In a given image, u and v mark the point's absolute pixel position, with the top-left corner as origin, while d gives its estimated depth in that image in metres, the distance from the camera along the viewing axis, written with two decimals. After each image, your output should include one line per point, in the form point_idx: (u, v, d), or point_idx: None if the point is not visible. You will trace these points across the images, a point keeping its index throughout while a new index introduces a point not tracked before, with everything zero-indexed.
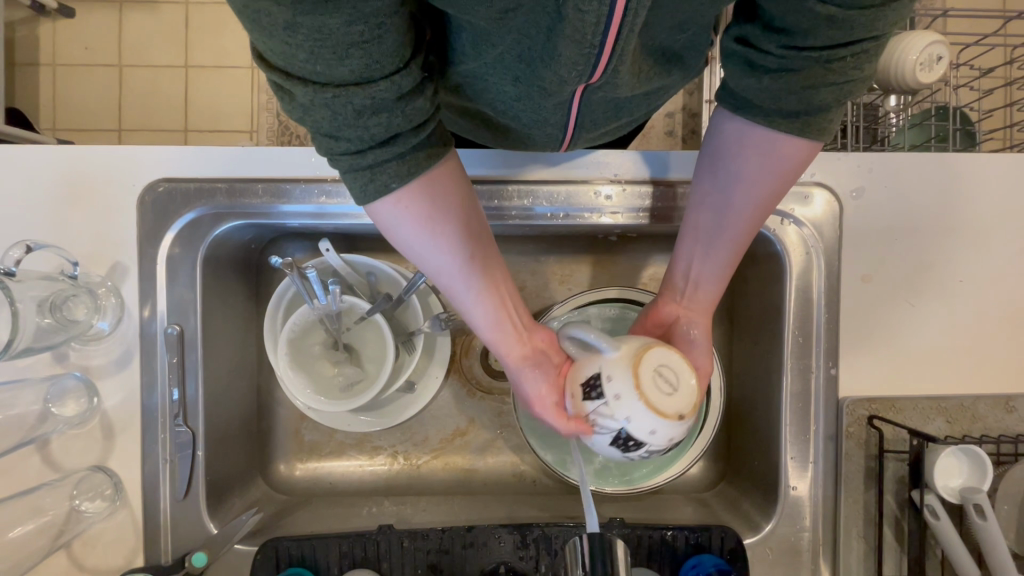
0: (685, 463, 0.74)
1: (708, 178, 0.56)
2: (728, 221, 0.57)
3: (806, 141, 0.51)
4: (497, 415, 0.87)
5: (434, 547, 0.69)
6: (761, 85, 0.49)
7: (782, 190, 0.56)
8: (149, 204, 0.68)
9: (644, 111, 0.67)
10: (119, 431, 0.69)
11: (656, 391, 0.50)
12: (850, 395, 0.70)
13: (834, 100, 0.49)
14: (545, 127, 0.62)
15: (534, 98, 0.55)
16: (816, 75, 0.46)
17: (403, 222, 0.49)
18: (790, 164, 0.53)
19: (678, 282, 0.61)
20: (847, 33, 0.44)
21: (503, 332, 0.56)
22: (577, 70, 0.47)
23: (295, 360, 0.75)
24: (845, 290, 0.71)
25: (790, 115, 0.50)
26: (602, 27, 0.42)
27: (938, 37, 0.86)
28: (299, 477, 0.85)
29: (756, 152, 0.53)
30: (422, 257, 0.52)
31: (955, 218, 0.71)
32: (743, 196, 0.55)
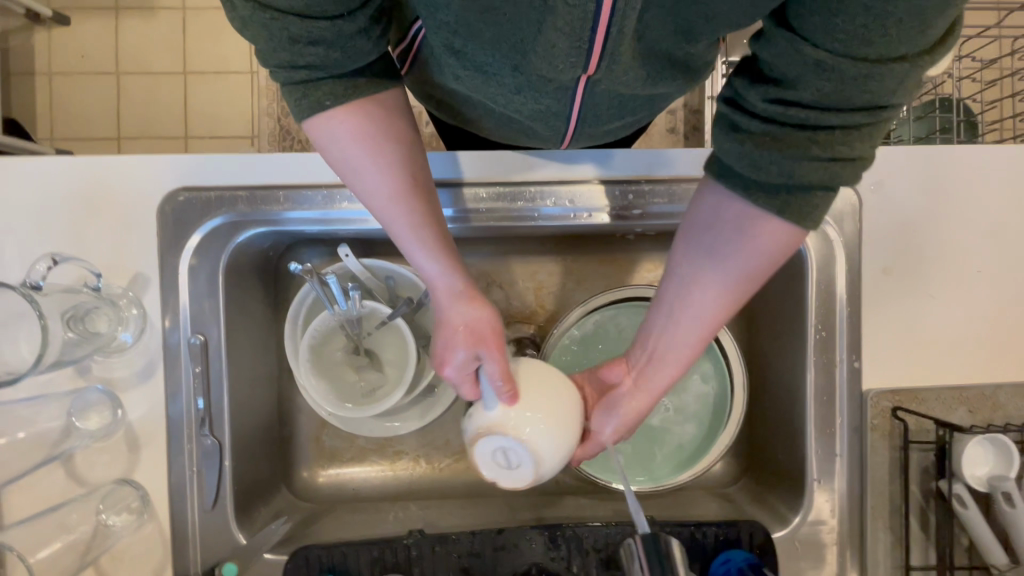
0: (712, 457, 0.75)
1: (684, 246, 0.55)
2: (696, 294, 0.55)
3: (783, 223, 0.49)
4: None
5: (465, 551, 0.69)
6: (743, 150, 0.48)
7: (756, 273, 0.53)
8: (169, 214, 0.68)
9: (646, 111, 0.66)
10: (143, 443, 0.68)
11: (491, 463, 0.55)
12: (871, 386, 0.71)
13: (821, 181, 0.47)
14: (548, 118, 0.61)
15: (535, 87, 0.55)
16: (802, 143, 0.46)
17: (342, 137, 0.49)
18: (767, 246, 0.52)
19: (643, 353, 0.60)
20: (836, 94, 0.44)
21: (447, 269, 0.53)
22: (570, 61, 0.48)
23: (318, 369, 0.76)
24: (864, 284, 0.71)
25: (774, 191, 0.49)
26: (590, 23, 0.45)
27: None
28: (323, 483, 0.84)
29: (731, 227, 0.52)
30: (359, 180, 0.51)
31: (971, 209, 0.72)
32: (713, 268, 0.53)
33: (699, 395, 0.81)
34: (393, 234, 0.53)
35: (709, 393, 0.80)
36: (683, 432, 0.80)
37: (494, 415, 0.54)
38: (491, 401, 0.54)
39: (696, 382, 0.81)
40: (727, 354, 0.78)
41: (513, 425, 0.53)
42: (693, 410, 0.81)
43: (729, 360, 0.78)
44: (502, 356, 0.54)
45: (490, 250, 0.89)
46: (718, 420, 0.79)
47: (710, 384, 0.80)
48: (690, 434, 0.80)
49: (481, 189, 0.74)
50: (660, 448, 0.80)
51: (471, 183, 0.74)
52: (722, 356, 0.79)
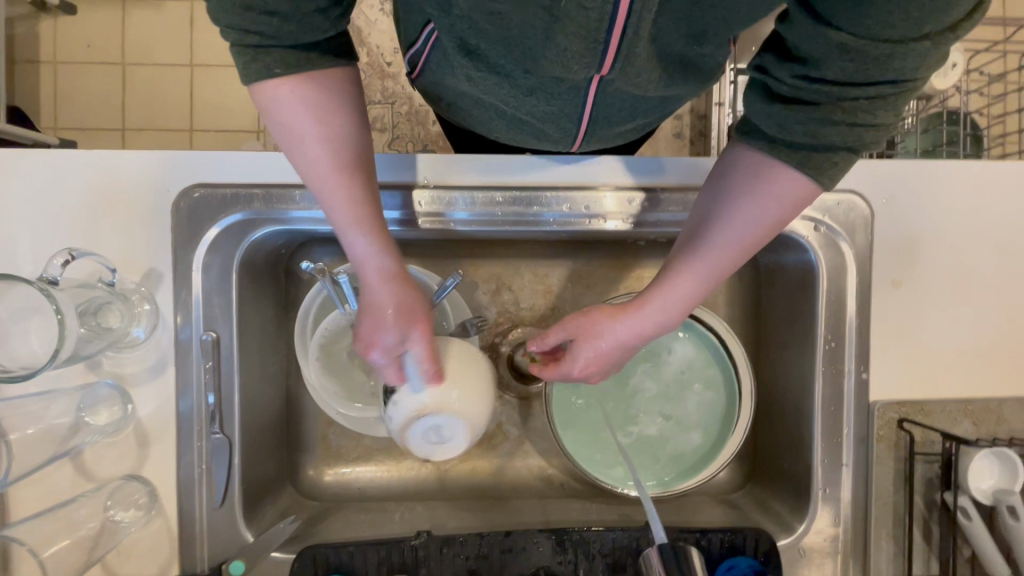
0: (715, 469, 0.76)
1: (704, 200, 0.58)
2: (709, 236, 0.56)
3: (797, 173, 0.52)
4: (524, 419, 0.88)
5: (473, 552, 0.70)
6: (770, 111, 0.51)
7: (767, 226, 0.55)
8: (184, 210, 0.67)
9: (656, 113, 0.67)
10: (153, 439, 0.68)
11: (424, 442, 0.62)
12: (880, 397, 0.72)
13: (844, 141, 0.50)
14: (558, 119, 0.63)
15: (547, 85, 0.56)
16: (828, 110, 0.48)
17: (288, 105, 0.49)
18: (781, 196, 0.54)
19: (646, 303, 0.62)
20: (861, 68, 0.46)
21: (380, 249, 0.55)
22: (583, 63, 0.49)
23: (326, 368, 0.78)
24: (874, 295, 0.72)
25: (797, 147, 0.51)
26: (605, 25, 0.45)
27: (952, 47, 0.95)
28: (328, 482, 0.84)
29: (748, 177, 0.54)
30: (300, 151, 0.51)
31: (982, 224, 0.72)
32: (728, 210, 0.55)
33: (708, 403, 0.81)
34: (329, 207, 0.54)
35: (718, 403, 0.81)
36: (690, 439, 0.81)
37: (425, 398, 0.59)
38: (418, 388, 0.59)
39: (704, 391, 0.81)
40: (737, 363, 0.78)
41: (437, 410, 0.60)
42: (701, 418, 0.81)
43: (737, 368, 0.78)
44: (429, 339, 0.58)
45: (500, 252, 0.89)
46: (726, 428, 0.79)
47: (719, 394, 0.81)
48: (696, 442, 0.81)
49: (496, 193, 0.74)
50: (666, 455, 0.81)
51: (423, 187, 0.73)
52: (731, 366, 0.79)
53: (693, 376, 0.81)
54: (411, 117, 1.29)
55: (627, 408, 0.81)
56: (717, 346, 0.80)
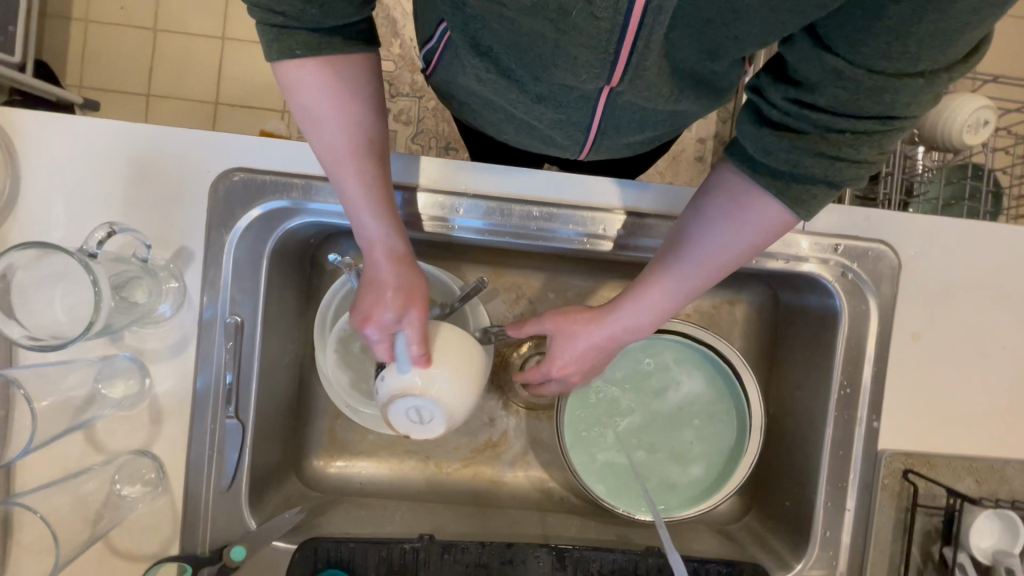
0: (715, 502, 0.76)
1: (686, 214, 0.59)
2: (686, 255, 0.58)
3: (777, 205, 0.53)
4: (529, 430, 0.89)
5: (472, 560, 0.70)
6: (759, 134, 0.51)
7: (741, 250, 0.57)
8: (221, 191, 0.67)
9: (667, 128, 0.65)
10: (166, 417, 0.68)
11: (404, 420, 0.59)
12: (887, 447, 0.73)
13: (825, 175, 0.50)
14: (568, 130, 0.62)
15: (555, 95, 0.56)
16: (814, 140, 0.49)
17: (310, 88, 0.49)
18: (759, 224, 0.55)
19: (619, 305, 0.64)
20: (852, 99, 0.47)
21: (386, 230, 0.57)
22: (592, 73, 0.49)
23: (342, 362, 0.78)
24: (893, 348, 0.73)
25: (778, 174, 0.52)
26: (616, 36, 0.45)
27: (986, 103, 1.00)
28: (330, 474, 0.85)
29: (730, 201, 0.55)
30: (315, 130, 0.52)
31: (1004, 286, 0.73)
32: (707, 232, 0.57)
33: (716, 434, 0.81)
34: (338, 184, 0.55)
35: (726, 435, 0.81)
36: (694, 467, 0.81)
37: (410, 378, 0.58)
38: (405, 364, 0.57)
39: (714, 421, 0.82)
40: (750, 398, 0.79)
41: (421, 388, 0.58)
42: (709, 447, 0.81)
43: (749, 403, 0.79)
44: (423, 323, 0.58)
45: (521, 263, 0.89)
46: (733, 460, 0.80)
47: (728, 426, 0.81)
48: (699, 473, 0.81)
49: (531, 207, 0.74)
50: (668, 482, 0.81)
51: (445, 192, 0.74)
52: (744, 401, 0.79)
53: (704, 405, 0.82)
54: (437, 113, 1.29)
55: (637, 430, 0.82)
56: (732, 379, 0.80)
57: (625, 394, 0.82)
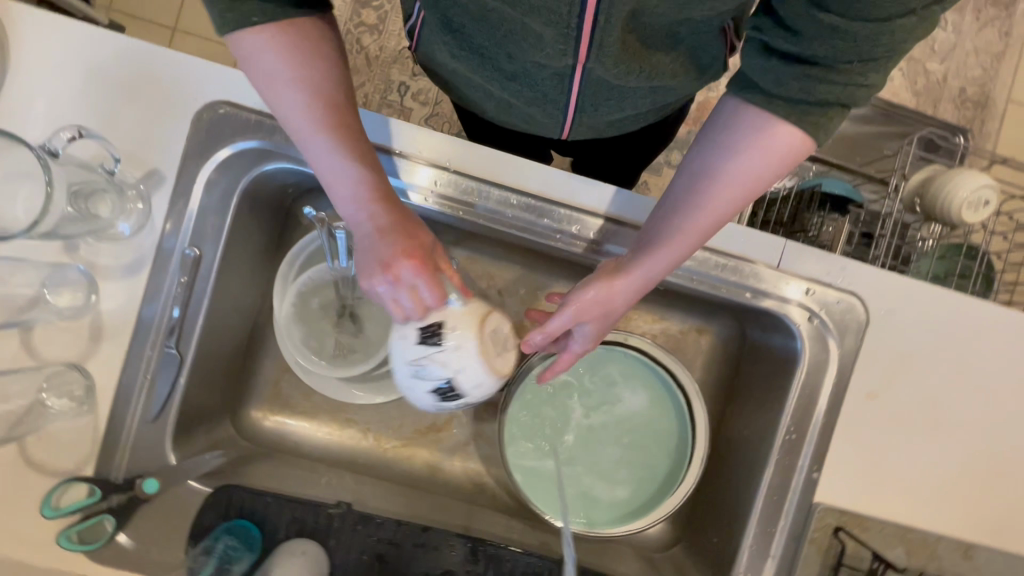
0: (619, 531, 0.74)
1: (698, 148, 0.58)
2: (704, 190, 0.57)
3: (797, 129, 0.52)
4: (475, 420, 0.88)
5: (386, 537, 0.68)
6: (769, 68, 0.50)
7: (763, 179, 0.56)
8: (205, 121, 0.67)
9: (645, 106, 0.81)
10: (106, 336, 0.67)
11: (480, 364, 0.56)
12: (824, 500, 0.71)
13: (838, 100, 0.50)
14: (548, 107, 0.80)
15: (531, 72, 0.73)
16: (822, 73, 0.49)
17: (264, 56, 0.49)
18: (776, 152, 0.54)
19: (634, 245, 0.63)
20: (852, 44, 0.46)
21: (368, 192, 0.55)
22: (560, 49, 0.65)
23: (296, 316, 0.78)
24: (846, 402, 0.71)
25: (793, 102, 0.51)
26: (576, 15, 0.60)
27: (988, 182, 1.01)
28: (266, 428, 0.83)
29: (745, 130, 0.54)
30: (279, 100, 0.52)
31: (966, 361, 0.73)
32: (724, 165, 0.55)
33: (652, 463, 0.79)
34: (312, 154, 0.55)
35: (661, 466, 0.79)
36: (619, 489, 0.79)
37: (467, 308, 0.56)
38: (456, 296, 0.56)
39: (652, 449, 0.80)
40: (696, 430, 0.77)
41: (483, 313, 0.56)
42: (643, 475, 0.79)
43: (694, 434, 0.77)
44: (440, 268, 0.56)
45: (498, 255, 0.89)
46: (662, 492, 0.78)
47: (666, 457, 0.80)
48: (622, 495, 0.79)
49: (511, 195, 0.73)
50: (590, 497, 0.79)
51: (432, 164, 0.73)
52: (689, 436, 0.77)
53: (649, 429, 0.80)
54: None
55: (574, 440, 0.80)
56: (682, 407, 0.78)
57: (577, 399, 0.81)
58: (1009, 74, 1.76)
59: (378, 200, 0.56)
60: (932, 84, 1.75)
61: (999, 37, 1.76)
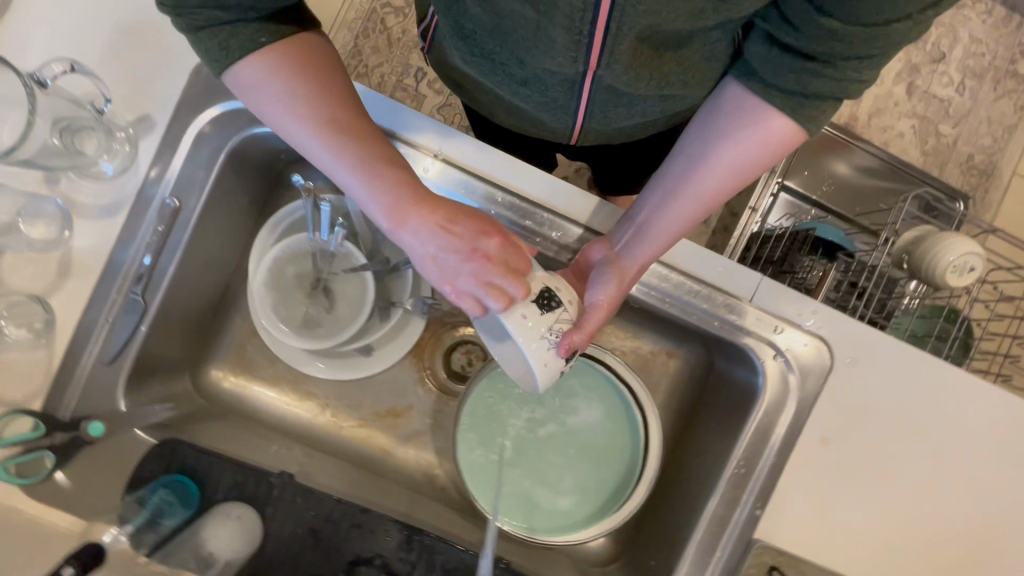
0: (560, 537, 0.72)
1: (694, 135, 0.66)
2: (703, 170, 0.64)
3: (789, 120, 0.60)
4: (435, 411, 0.88)
5: (323, 513, 0.68)
6: (772, 58, 0.58)
7: (755, 165, 0.64)
8: (203, 74, 0.67)
9: (654, 113, 0.82)
10: (74, 273, 0.66)
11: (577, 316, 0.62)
12: (763, 538, 0.71)
13: (833, 93, 0.57)
14: (557, 111, 0.80)
15: (542, 78, 0.73)
16: (819, 68, 0.56)
17: (263, 82, 0.52)
18: (770, 143, 0.62)
19: (629, 226, 0.69)
20: (849, 44, 0.53)
21: (394, 202, 0.55)
22: (572, 55, 0.66)
23: (269, 281, 0.77)
24: (799, 446, 0.71)
25: (788, 94, 0.59)
26: (589, 22, 0.60)
27: (976, 249, 1.01)
28: (226, 389, 0.84)
29: (743, 120, 0.61)
30: (289, 121, 0.53)
31: (921, 419, 0.73)
32: (720, 151, 0.63)
33: (601, 477, 0.78)
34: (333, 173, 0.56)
35: (610, 481, 0.78)
36: (565, 499, 0.78)
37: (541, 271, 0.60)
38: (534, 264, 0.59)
39: (603, 462, 0.79)
40: (648, 450, 0.76)
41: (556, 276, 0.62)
42: (590, 487, 0.78)
43: (646, 454, 0.76)
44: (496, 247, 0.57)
45: None
46: (607, 508, 0.76)
47: (616, 473, 0.78)
48: (567, 506, 0.78)
49: (498, 193, 0.74)
50: (534, 503, 0.78)
51: (423, 151, 0.74)
52: (641, 454, 0.76)
53: (601, 440, 0.80)
54: None
55: (524, 442, 0.81)
56: (637, 424, 0.78)
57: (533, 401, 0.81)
58: (1018, 146, 1.77)
59: (406, 205, 0.56)
60: (941, 146, 1.76)
61: (1013, 109, 1.78)
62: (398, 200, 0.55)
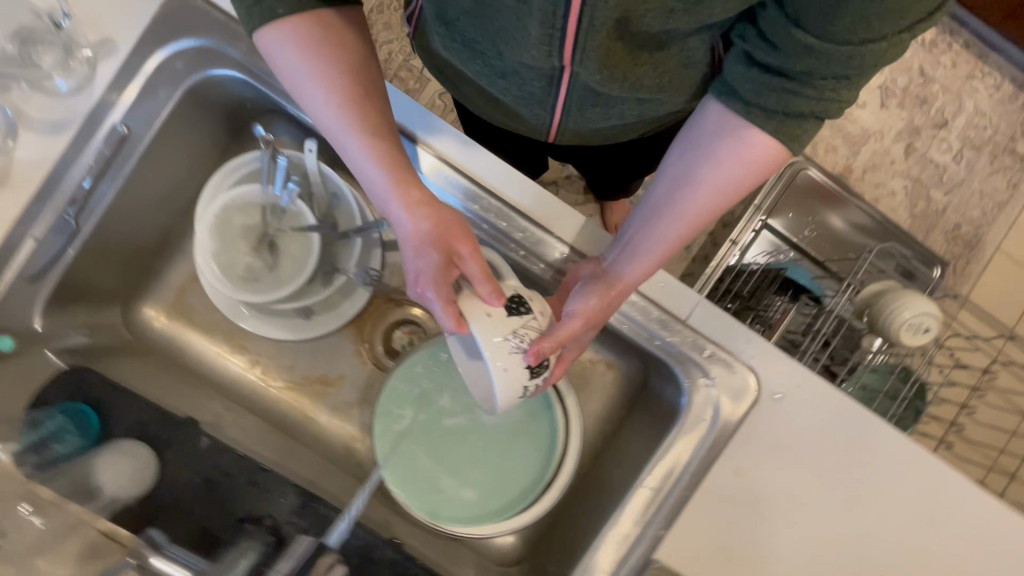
0: (452, 527, 0.69)
1: (676, 153, 0.63)
2: (686, 190, 0.62)
3: (767, 137, 0.57)
4: (365, 385, 0.87)
5: (222, 464, 0.67)
6: (753, 77, 0.56)
7: (739, 182, 0.61)
8: (173, 8, 0.67)
9: (631, 117, 0.82)
10: (10, 183, 0.63)
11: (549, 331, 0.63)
12: (662, 559, 0.69)
13: (810, 112, 0.55)
14: (536, 107, 0.80)
15: (520, 71, 0.73)
16: (796, 86, 0.54)
17: (285, 47, 0.55)
18: (753, 160, 0.59)
19: (619, 245, 0.68)
20: (827, 62, 0.52)
21: (394, 190, 0.60)
22: (546, 49, 0.65)
23: (216, 226, 0.77)
24: (712, 473, 0.70)
25: (771, 113, 0.56)
26: (561, 16, 0.60)
27: (932, 310, 1.02)
28: (157, 329, 0.83)
29: (722, 139, 0.59)
30: (309, 95, 0.58)
31: (843, 467, 0.71)
32: (704, 170, 0.61)
33: (512, 475, 0.75)
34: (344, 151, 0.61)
35: (520, 482, 0.75)
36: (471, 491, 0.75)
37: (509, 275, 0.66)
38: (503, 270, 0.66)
39: (517, 461, 0.76)
40: (563, 455, 0.73)
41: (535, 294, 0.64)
42: (499, 485, 0.75)
43: (561, 459, 0.73)
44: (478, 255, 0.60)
45: None
46: (510, 508, 0.73)
47: (528, 474, 0.75)
48: (470, 499, 0.75)
49: (451, 174, 0.73)
50: (440, 491, 0.75)
51: None
52: (554, 458, 0.74)
53: (518, 436, 0.77)
54: None
55: (444, 427, 0.78)
56: (557, 426, 0.75)
57: (454, 387, 0.79)
58: (1005, 223, 1.78)
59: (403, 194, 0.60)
60: (930, 210, 1.77)
61: (1005, 185, 1.79)
62: (395, 188, 0.60)
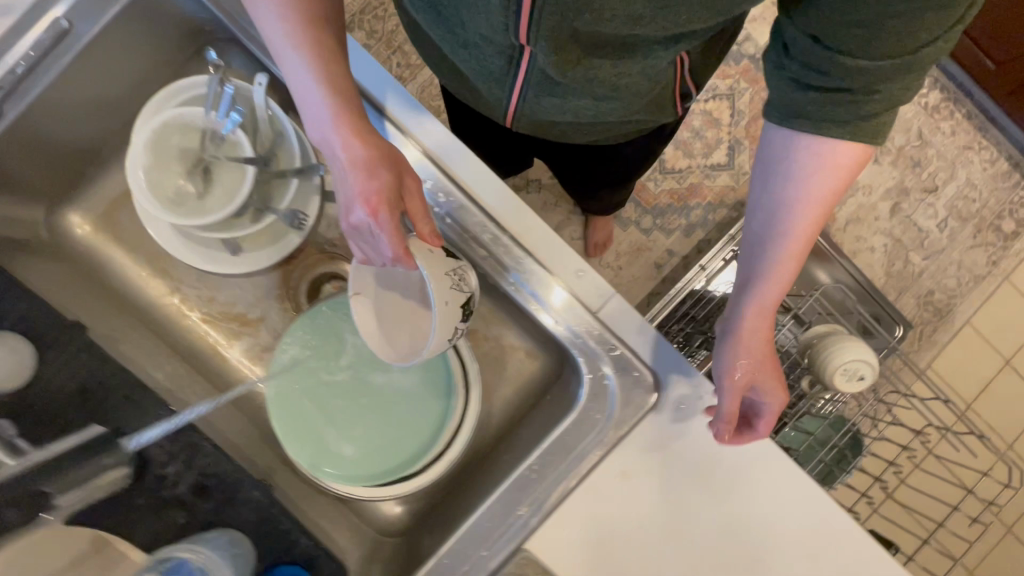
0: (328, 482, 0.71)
1: (760, 183, 0.60)
2: (779, 213, 0.59)
3: (855, 143, 0.54)
4: (280, 330, 0.86)
5: (100, 376, 0.68)
6: (810, 102, 0.54)
7: (836, 193, 0.57)
8: None
9: (586, 114, 0.81)
10: None
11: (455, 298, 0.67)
12: (529, 548, 0.68)
13: (883, 109, 0.53)
14: (494, 84, 0.78)
15: (480, 45, 0.71)
16: (862, 98, 0.52)
17: None
18: (839, 165, 0.55)
19: (741, 290, 0.64)
20: (890, 72, 0.50)
21: (339, 122, 0.59)
22: (503, 25, 0.63)
23: (152, 140, 0.76)
24: (597, 471, 0.68)
25: (841, 125, 0.53)
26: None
27: (871, 359, 1.00)
28: (79, 237, 0.82)
29: (806, 157, 0.56)
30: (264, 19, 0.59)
31: (734, 488, 0.68)
32: (793, 189, 0.57)
33: (399, 442, 0.74)
34: (292, 81, 0.61)
35: (405, 449, 0.73)
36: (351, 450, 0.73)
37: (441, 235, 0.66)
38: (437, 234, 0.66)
39: (406, 428, 0.74)
40: (455, 431, 0.73)
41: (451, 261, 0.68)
42: (383, 450, 0.73)
43: (451, 434, 0.73)
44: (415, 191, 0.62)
45: None
46: (390, 476, 0.72)
47: (415, 443, 0.74)
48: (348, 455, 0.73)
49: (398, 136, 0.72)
50: (320, 446, 0.72)
51: None
52: (444, 431, 0.74)
53: (408, 402, 0.75)
54: None
55: (337, 382, 0.75)
56: (453, 400, 0.74)
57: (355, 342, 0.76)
58: (977, 298, 1.77)
59: (347, 125, 0.60)
60: (904, 272, 1.76)
61: (983, 260, 1.78)
62: (340, 120, 0.59)
